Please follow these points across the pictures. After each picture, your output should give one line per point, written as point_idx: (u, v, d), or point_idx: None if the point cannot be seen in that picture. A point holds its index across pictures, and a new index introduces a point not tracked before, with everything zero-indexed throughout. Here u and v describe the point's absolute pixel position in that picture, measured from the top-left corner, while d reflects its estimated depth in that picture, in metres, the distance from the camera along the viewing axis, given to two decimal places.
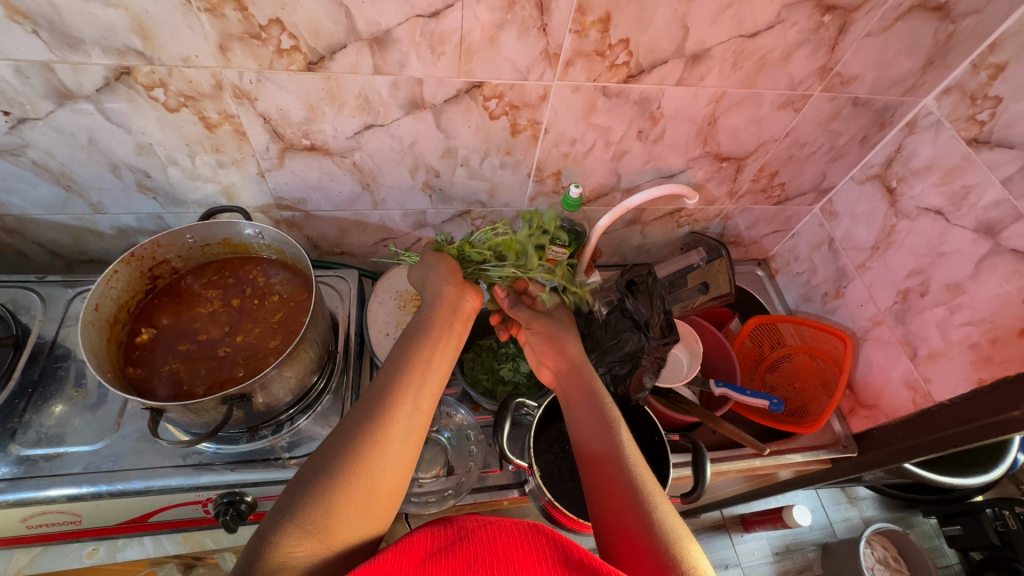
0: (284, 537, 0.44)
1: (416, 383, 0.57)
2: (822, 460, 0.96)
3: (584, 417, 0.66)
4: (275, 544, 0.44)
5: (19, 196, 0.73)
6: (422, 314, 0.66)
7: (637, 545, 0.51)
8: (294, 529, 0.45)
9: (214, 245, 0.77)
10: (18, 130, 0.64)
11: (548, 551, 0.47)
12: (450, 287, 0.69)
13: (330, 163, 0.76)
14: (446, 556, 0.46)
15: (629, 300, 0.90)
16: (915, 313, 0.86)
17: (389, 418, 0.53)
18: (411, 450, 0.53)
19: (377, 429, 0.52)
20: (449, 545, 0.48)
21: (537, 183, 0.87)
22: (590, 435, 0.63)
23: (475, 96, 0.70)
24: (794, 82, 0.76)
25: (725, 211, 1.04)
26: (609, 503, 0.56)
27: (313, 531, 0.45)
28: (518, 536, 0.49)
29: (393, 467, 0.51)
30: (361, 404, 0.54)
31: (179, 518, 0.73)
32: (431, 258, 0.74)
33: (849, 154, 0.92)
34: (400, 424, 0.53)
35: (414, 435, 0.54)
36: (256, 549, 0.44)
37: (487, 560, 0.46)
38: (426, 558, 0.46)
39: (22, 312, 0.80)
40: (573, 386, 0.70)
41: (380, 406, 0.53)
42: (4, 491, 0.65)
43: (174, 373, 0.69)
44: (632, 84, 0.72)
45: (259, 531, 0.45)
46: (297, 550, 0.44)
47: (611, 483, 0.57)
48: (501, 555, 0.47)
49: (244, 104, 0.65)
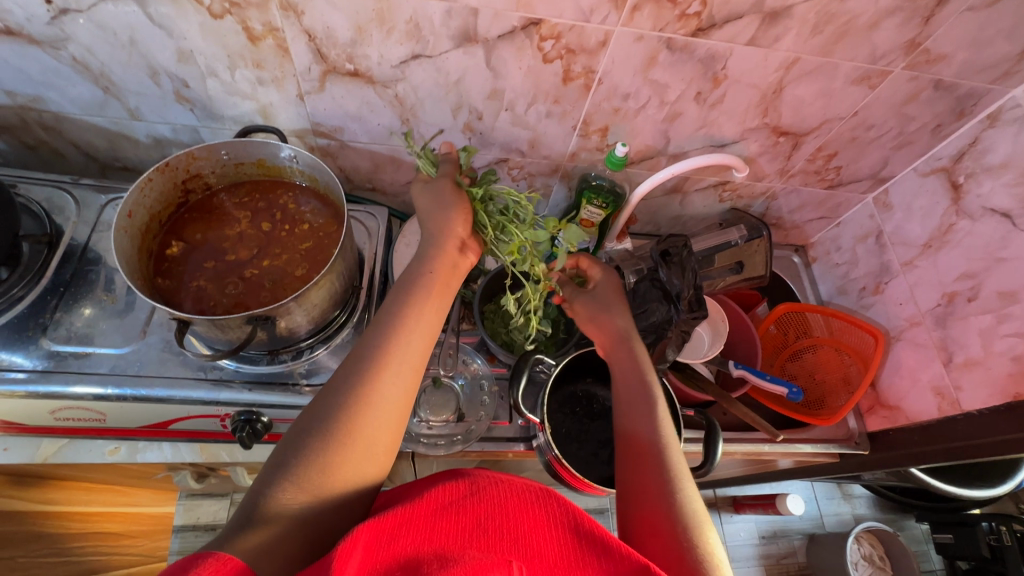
0: (279, 491, 0.46)
1: (406, 341, 0.56)
2: (830, 452, 0.96)
3: (629, 402, 0.66)
4: (269, 496, 0.46)
5: (57, 92, 0.72)
6: (427, 250, 0.63)
7: (654, 522, 0.52)
8: (289, 483, 0.46)
9: (247, 165, 0.75)
10: (59, 22, 0.62)
11: (557, 517, 0.49)
12: (451, 239, 0.64)
13: (372, 91, 0.73)
14: (457, 510, 0.48)
15: (662, 270, 0.85)
16: (959, 318, 0.83)
17: (378, 376, 0.53)
18: (397, 402, 0.53)
19: (366, 391, 0.52)
20: (459, 499, 0.49)
21: (582, 137, 0.83)
22: (633, 420, 0.63)
23: (530, 35, 0.66)
24: (876, 55, 0.70)
25: (772, 190, 0.99)
26: (639, 482, 0.56)
27: (307, 485, 0.47)
28: (527, 500, 0.51)
29: (382, 425, 0.52)
30: (349, 363, 0.54)
31: (197, 429, 0.75)
32: (442, 183, 0.66)
33: (916, 142, 0.86)
34: (386, 382, 0.53)
35: (404, 387, 0.54)
36: (253, 498, 0.46)
37: (495, 520, 0.47)
38: (437, 509, 0.47)
39: (56, 213, 0.80)
40: (618, 353, 0.71)
41: (367, 366, 0.53)
42: (34, 382, 0.67)
43: (200, 290, 0.70)
44: (700, 38, 0.66)
45: (255, 485, 0.47)
46: (291, 501, 0.46)
47: (642, 467, 0.58)
48: (513, 516, 0.48)
49: (290, 16, 0.62)
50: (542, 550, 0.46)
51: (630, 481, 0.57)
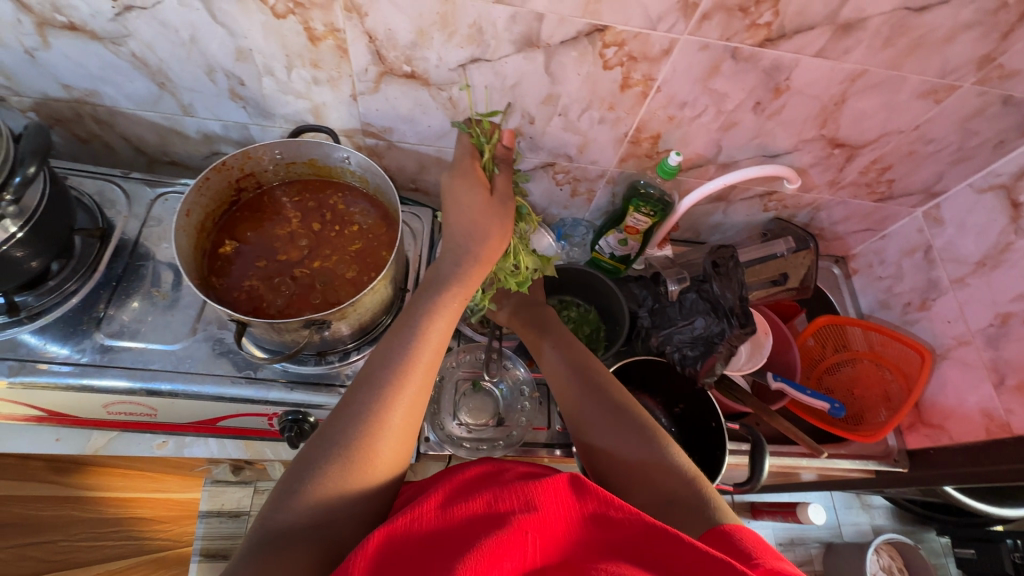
0: (287, 512, 0.47)
1: (415, 359, 0.56)
2: (868, 469, 0.95)
3: (608, 409, 0.63)
4: (278, 517, 0.47)
5: (113, 87, 0.72)
6: (444, 267, 0.63)
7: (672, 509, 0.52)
8: (298, 504, 0.47)
9: (300, 164, 0.75)
10: (123, 18, 0.62)
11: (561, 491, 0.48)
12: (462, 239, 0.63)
13: (426, 93, 0.72)
14: (460, 501, 0.47)
15: (711, 282, 0.84)
16: (1012, 339, 0.81)
17: (393, 395, 0.53)
18: (410, 423, 0.54)
19: (378, 411, 0.52)
20: (459, 493, 0.49)
21: (632, 144, 0.82)
22: (591, 419, 0.63)
23: (593, 41, 0.65)
24: (947, 69, 0.68)
25: (819, 201, 0.97)
26: (637, 483, 0.56)
27: (314, 505, 0.47)
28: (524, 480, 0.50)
29: (392, 443, 0.52)
30: (363, 383, 0.54)
31: (245, 426, 0.75)
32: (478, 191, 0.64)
33: (976, 158, 0.84)
34: (397, 402, 0.53)
35: (415, 409, 0.55)
36: (266, 523, 0.47)
37: (499, 503, 0.47)
38: (440, 506, 0.47)
39: (108, 207, 0.81)
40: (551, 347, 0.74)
41: (380, 385, 0.54)
42: (89, 375, 0.68)
43: (253, 290, 0.70)
44: (767, 48, 0.65)
45: (267, 504, 0.48)
46: (299, 522, 0.47)
47: (636, 467, 0.57)
48: (516, 494, 0.48)
49: (352, 18, 0.61)
50: (552, 526, 0.46)
51: (628, 484, 0.57)
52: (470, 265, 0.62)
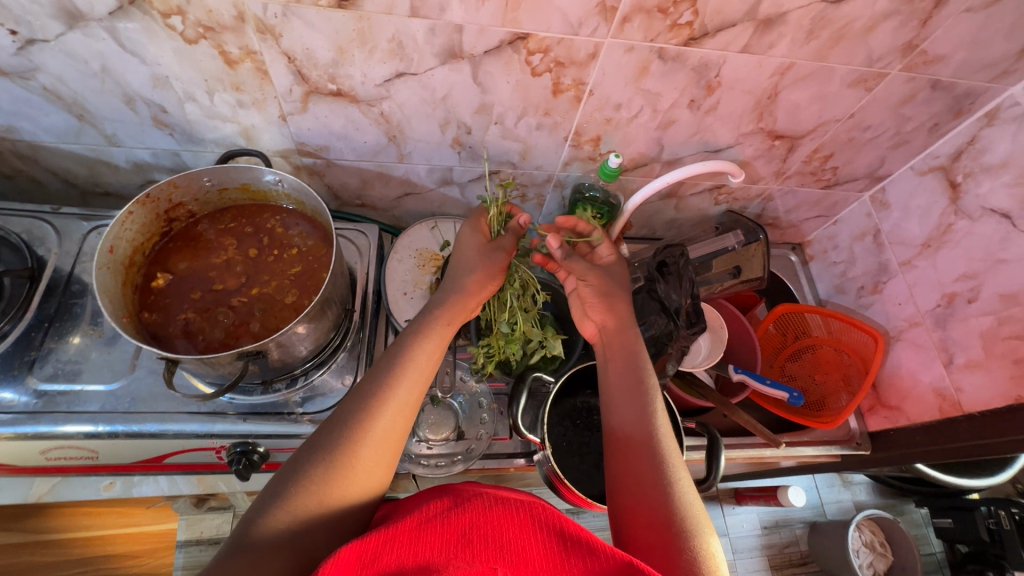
0: (271, 518, 0.48)
1: (410, 373, 0.59)
2: (832, 454, 0.96)
3: (619, 390, 0.65)
4: (261, 522, 0.47)
5: (30, 121, 0.70)
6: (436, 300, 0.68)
7: (649, 519, 0.53)
8: (282, 512, 0.48)
9: (231, 190, 0.73)
10: (26, 52, 0.59)
11: (540, 523, 0.48)
12: (472, 278, 0.70)
13: (357, 110, 0.71)
14: (440, 523, 0.47)
15: (660, 284, 0.86)
16: (959, 319, 0.82)
17: (380, 404, 0.55)
18: (392, 437, 0.55)
19: (365, 418, 0.54)
20: (444, 513, 0.48)
21: (574, 147, 0.81)
22: (623, 413, 0.63)
23: (518, 49, 0.64)
24: (872, 58, 0.68)
25: (768, 192, 0.97)
26: (628, 485, 0.56)
27: (298, 511, 0.48)
28: (510, 508, 0.49)
29: (377, 451, 0.54)
30: (354, 396, 0.56)
31: (193, 462, 0.74)
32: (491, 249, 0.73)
33: (913, 141, 0.85)
34: (386, 410, 0.55)
35: (399, 424, 0.56)
36: (242, 529, 0.48)
37: (481, 527, 0.46)
38: (422, 524, 0.46)
39: (38, 244, 0.78)
40: (619, 342, 0.70)
41: (369, 397, 0.56)
42: (23, 423, 0.65)
43: (188, 323, 0.68)
44: (692, 47, 0.65)
45: (249, 513, 0.49)
46: (280, 527, 0.47)
47: (636, 461, 0.58)
48: (498, 522, 0.47)
49: (267, 39, 0.60)
50: (528, 554, 0.44)
51: (619, 477, 0.58)
52: (457, 298, 0.68)
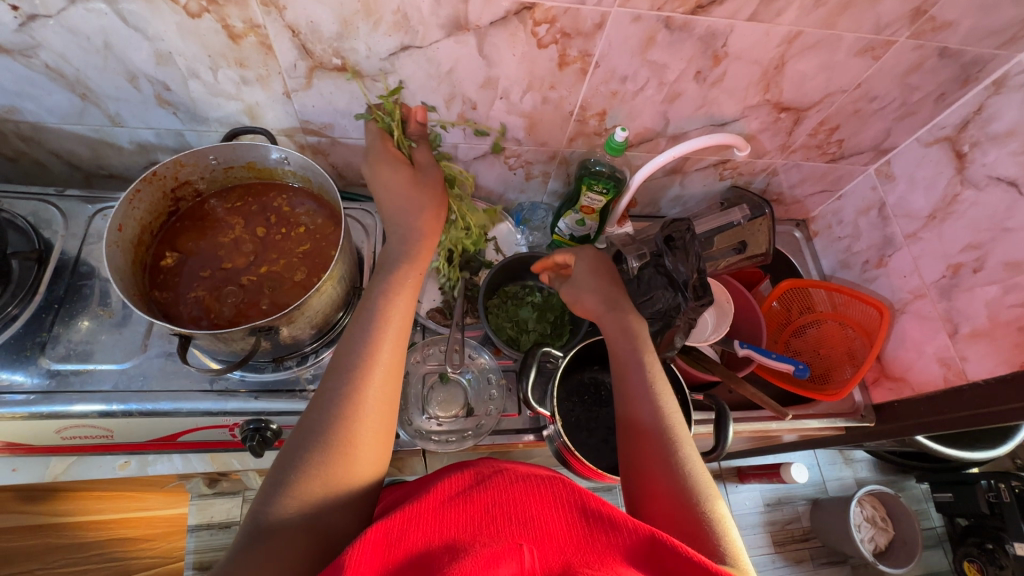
0: (279, 505, 0.46)
1: (387, 338, 0.57)
2: (837, 426, 0.97)
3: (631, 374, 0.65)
4: (270, 510, 0.46)
5: (32, 102, 0.69)
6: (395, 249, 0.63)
7: (667, 493, 0.53)
8: (289, 498, 0.47)
9: (237, 168, 0.73)
10: (28, 28, 0.59)
11: (563, 495, 0.48)
12: (430, 210, 0.65)
13: (361, 86, 0.70)
14: (463, 501, 0.47)
15: (667, 256, 0.84)
16: (964, 289, 0.83)
17: (364, 374, 0.54)
18: (384, 409, 0.54)
19: (354, 395, 0.52)
20: (465, 490, 0.48)
21: (579, 122, 0.81)
22: (633, 395, 0.63)
23: (524, 19, 0.63)
24: (881, 25, 0.68)
25: (773, 166, 0.97)
26: (645, 463, 0.56)
27: (305, 496, 0.47)
28: (535, 482, 0.49)
29: (371, 427, 0.52)
30: (339, 371, 0.54)
31: (207, 439, 0.75)
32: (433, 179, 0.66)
33: (920, 112, 0.84)
34: (373, 383, 0.54)
35: (385, 394, 0.54)
36: (255, 515, 0.46)
37: (504, 505, 0.46)
38: (445, 501, 0.47)
39: (44, 227, 0.78)
40: (619, 318, 0.71)
41: (353, 370, 0.54)
42: (36, 403, 0.66)
43: (198, 301, 0.68)
44: (700, 15, 0.64)
45: (256, 502, 0.47)
46: (290, 513, 0.46)
47: (650, 441, 0.58)
48: (518, 499, 0.47)
49: (271, 12, 0.59)
50: (552, 529, 0.44)
51: (635, 459, 0.58)
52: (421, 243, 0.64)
